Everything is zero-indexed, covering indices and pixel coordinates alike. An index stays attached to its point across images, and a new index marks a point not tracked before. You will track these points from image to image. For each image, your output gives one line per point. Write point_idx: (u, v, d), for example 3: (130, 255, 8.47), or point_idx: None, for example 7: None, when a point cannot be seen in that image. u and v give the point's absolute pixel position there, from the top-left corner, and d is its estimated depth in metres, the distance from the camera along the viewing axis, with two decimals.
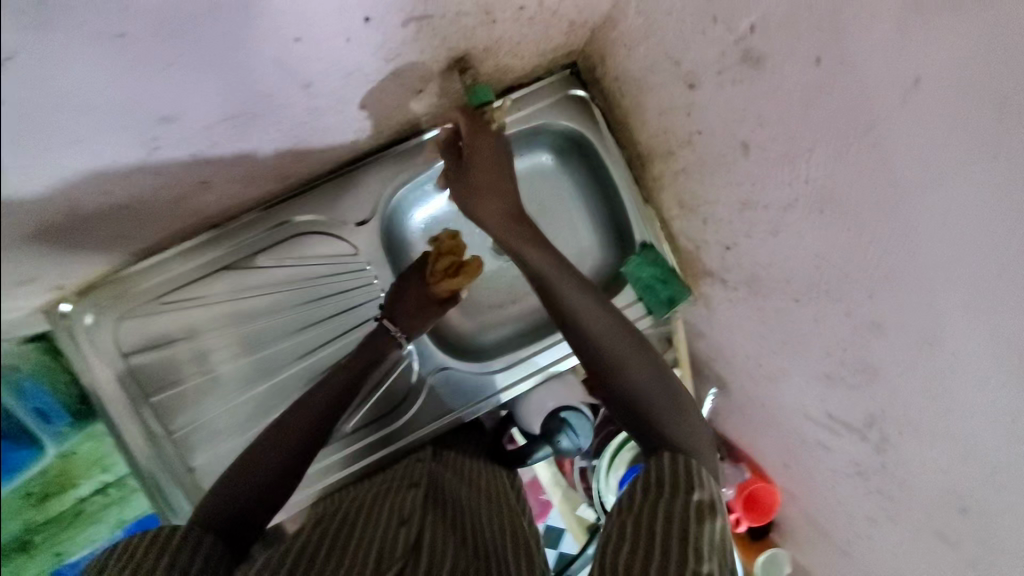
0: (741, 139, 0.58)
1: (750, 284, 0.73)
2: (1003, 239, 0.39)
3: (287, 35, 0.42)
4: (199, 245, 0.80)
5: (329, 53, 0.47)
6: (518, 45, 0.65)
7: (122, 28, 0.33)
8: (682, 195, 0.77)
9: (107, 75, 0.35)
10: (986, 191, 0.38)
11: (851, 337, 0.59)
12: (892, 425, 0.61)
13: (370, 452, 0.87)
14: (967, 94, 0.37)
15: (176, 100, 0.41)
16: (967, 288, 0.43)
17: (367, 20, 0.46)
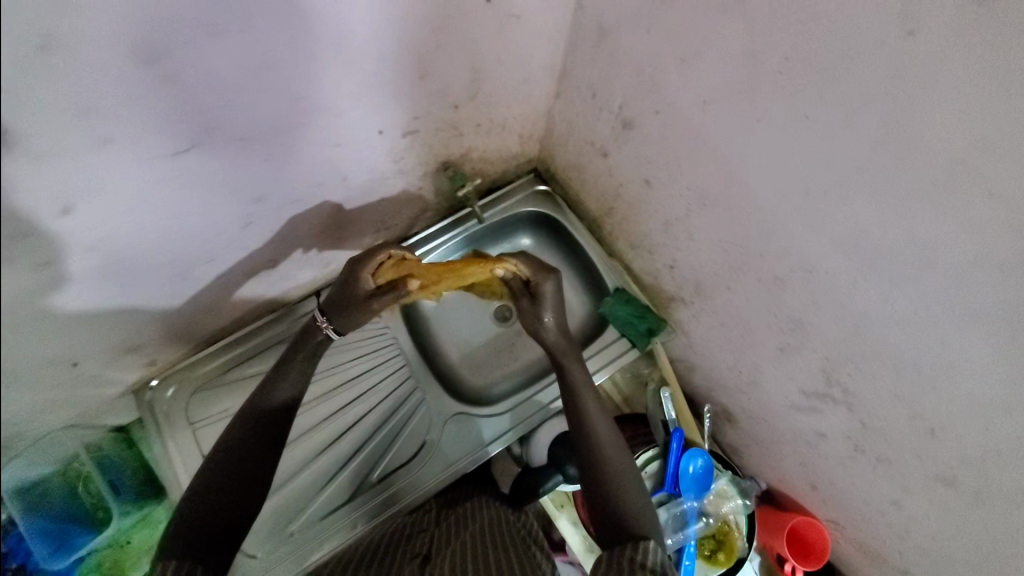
0: (644, 177, 0.82)
1: (698, 292, 0.88)
2: (800, 168, 0.58)
3: (335, 140, 0.71)
4: (257, 327, 1.01)
5: (359, 159, 0.77)
6: (484, 154, 0.96)
7: (243, 135, 0.60)
8: (630, 239, 0.98)
9: (245, 162, 0.64)
10: (774, 143, 0.58)
11: (774, 300, 0.72)
12: (842, 371, 0.69)
13: (396, 499, 0.96)
14: (732, 98, 0.60)
15: (268, 185, 0.70)
16: (806, 214, 0.60)
17: (381, 132, 0.75)
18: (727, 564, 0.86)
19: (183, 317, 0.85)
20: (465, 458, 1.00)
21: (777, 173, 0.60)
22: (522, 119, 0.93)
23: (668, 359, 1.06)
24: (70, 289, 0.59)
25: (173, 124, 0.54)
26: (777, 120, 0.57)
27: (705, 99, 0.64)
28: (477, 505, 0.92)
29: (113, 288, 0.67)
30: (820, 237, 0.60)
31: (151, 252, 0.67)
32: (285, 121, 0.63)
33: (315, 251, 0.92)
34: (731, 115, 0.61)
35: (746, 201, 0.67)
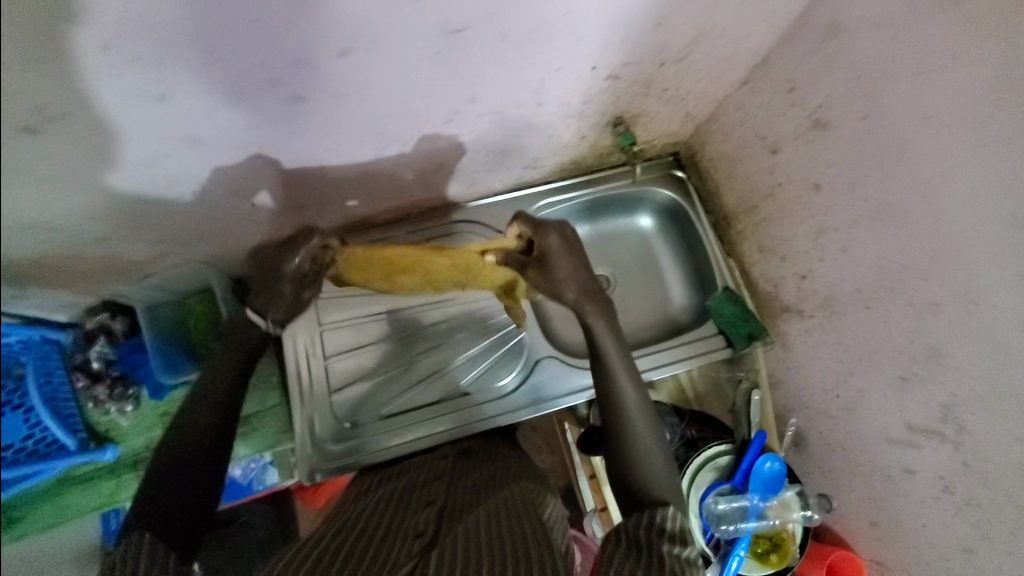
0: (814, 180, 0.85)
1: (824, 306, 0.90)
2: (1006, 198, 0.59)
3: (559, 65, 0.75)
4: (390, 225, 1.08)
5: (563, 87, 0.81)
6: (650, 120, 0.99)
7: (505, 31, 0.65)
8: (763, 241, 1.01)
9: (488, 57, 0.69)
10: (990, 169, 0.60)
11: (916, 326, 0.75)
12: (964, 409, 0.71)
13: (461, 422, 1.00)
14: (959, 117, 0.62)
15: (487, 89, 0.75)
16: (994, 245, 0.62)
17: (595, 68, 0.78)
18: (777, 566, 0.90)
19: (347, 189, 0.92)
20: (519, 406, 1.02)
21: (979, 198, 0.62)
22: (704, 94, 0.96)
23: (764, 364, 1.09)
24: (125, 170, 0.66)
25: (467, 6, 0.59)
26: (997, 150, 0.59)
27: (928, 114, 0.66)
28: (497, 471, 0.84)
29: (164, 177, 0.71)
30: (1000, 270, 0.62)
31: (356, 118, 0.73)
32: (537, 31, 0.67)
33: (474, 167, 0.97)
34: (951, 133, 0.64)
35: (926, 223, 0.69)
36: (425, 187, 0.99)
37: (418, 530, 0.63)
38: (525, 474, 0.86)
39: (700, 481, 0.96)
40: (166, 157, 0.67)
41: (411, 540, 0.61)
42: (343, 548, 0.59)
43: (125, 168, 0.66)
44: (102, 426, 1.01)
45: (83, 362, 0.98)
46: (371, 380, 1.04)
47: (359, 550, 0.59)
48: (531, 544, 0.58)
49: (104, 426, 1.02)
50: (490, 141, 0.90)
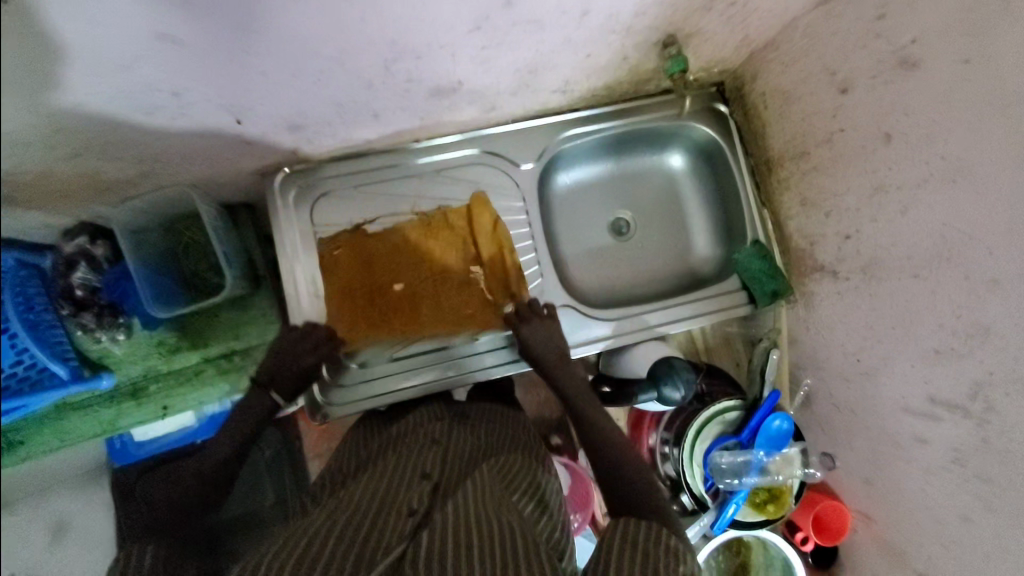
0: (885, 129, 0.75)
1: (865, 270, 0.85)
2: None
3: None
4: (395, 152, 0.97)
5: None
6: (703, 42, 0.85)
7: None
8: (806, 192, 0.92)
9: None
10: None
11: (966, 302, 0.70)
12: (997, 389, 0.68)
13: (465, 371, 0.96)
14: None
15: None
16: None
17: None
18: (773, 516, 0.93)
19: (349, 109, 0.80)
20: (516, 358, 0.97)
21: None
22: (770, 12, 0.82)
23: (786, 323, 1.05)
24: (72, 89, 0.54)
25: None
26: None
27: None
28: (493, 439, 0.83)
29: (119, 93, 0.59)
30: None
31: (375, 18, 0.61)
32: None
33: (493, 90, 0.84)
34: None
35: (1008, 191, 0.61)
36: (438, 111, 0.87)
37: (413, 506, 0.63)
38: (523, 441, 0.86)
39: (706, 436, 0.97)
40: (122, 65, 0.55)
41: (404, 518, 0.62)
42: (335, 531, 0.58)
43: (74, 85, 0.54)
44: (95, 353, 0.93)
45: (67, 290, 0.86)
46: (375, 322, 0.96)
47: (353, 528, 0.59)
48: (518, 532, 0.59)
49: (97, 354, 0.94)
50: (518, 59, 0.77)
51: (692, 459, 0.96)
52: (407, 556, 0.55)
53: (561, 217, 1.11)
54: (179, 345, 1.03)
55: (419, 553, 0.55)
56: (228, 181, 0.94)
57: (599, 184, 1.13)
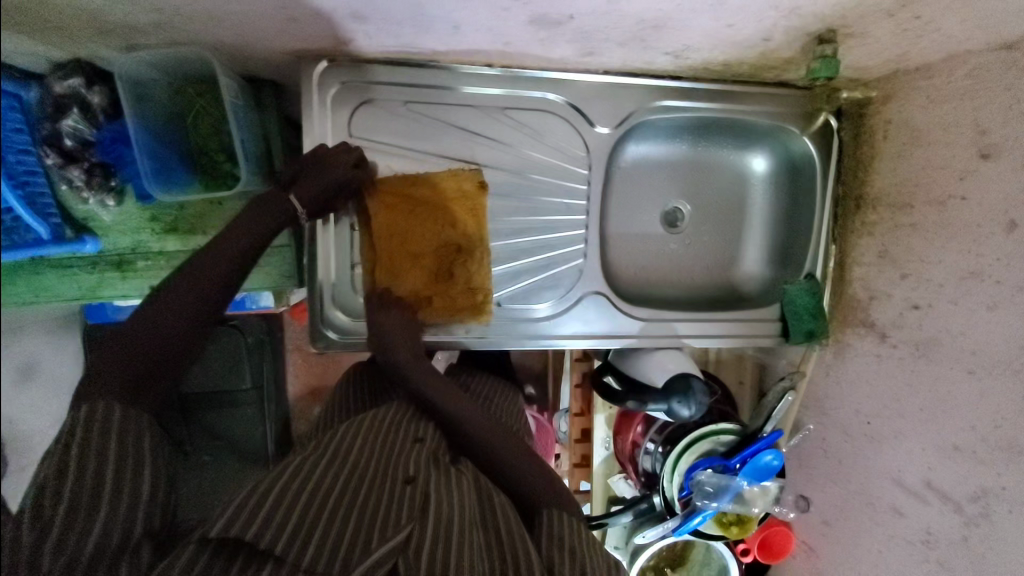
0: (1012, 217, 0.67)
1: (918, 345, 0.80)
2: None
3: None
4: (460, 72, 0.82)
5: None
6: (862, 45, 0.72)
7: None
8: (889, 246, 0.84)
9: None
10: None
11: (1015, 417, 0.68)
12: (1005, 502, 0.70)
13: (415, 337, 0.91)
14: None
15: None
16: None
17: None
18: (734, 537, 0.95)
19: (428, 15, 0.65)
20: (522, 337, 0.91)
21: None
22: (950, 37, 0.69)
23: (810, 367, 1.00)
24: None
25: None
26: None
27: None
28: (471, 411, 0.84)
29: None
30: None
31: None
32: None
33: (598, 36, 0.70)
34: None
35: None
36: (531, 43, 0.72)
37: (407, 474, 0.69)
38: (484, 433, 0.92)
39: (697, 450, 0.97)
40: None
41: (401, 484, 0.67)
42: (327, 500, 0.62)
43: None
44: (80, 214, 0.85)
45: (55, 136, 0.80)
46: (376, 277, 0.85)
47: (349, 496, 0.63)
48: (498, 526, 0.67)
49: (84, 214, 0.86)
50: (654, 13, 0.63)
51: (676, 467, 0.97)
52: (414, 538, 0.59)
53: (618, 192, 1.00)
54: (172, 227, 0.90)
55: (424, 531, 0.60)
56: (259, 55, 0.78)
57: (667, 165, 1.01)
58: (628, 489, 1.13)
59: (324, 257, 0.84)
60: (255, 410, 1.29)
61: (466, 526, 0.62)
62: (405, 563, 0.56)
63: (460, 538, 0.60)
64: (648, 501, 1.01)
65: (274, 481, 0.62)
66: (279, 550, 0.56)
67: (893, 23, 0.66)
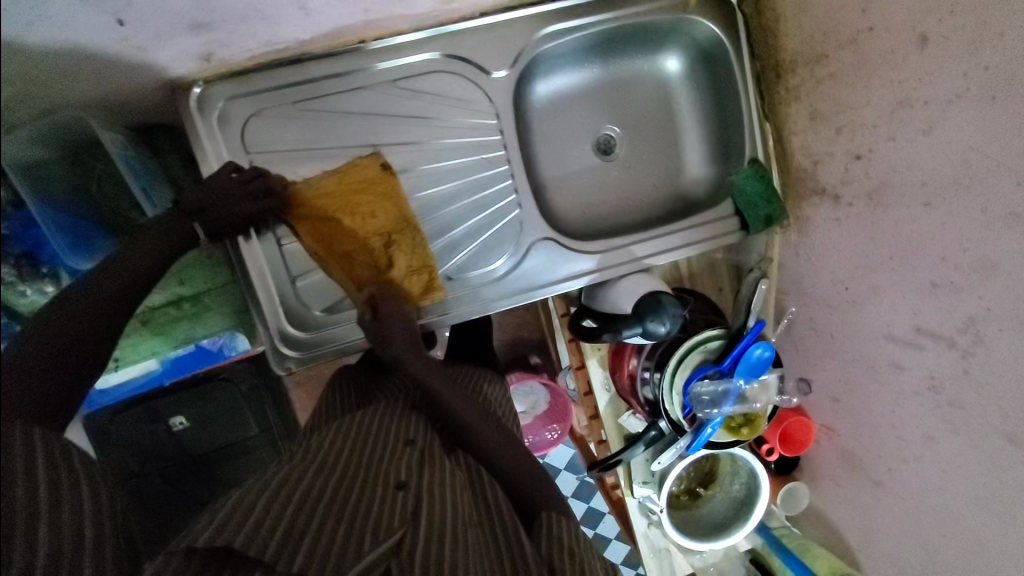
0: (922, 31, 0.64)
1: (871, 195, 0.77)
2: None
3: None
4: (337, 57, 0.80)
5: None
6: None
7: None
8: (817, 105, 0.81)
9: None
10: None
11: (978, 234, 0.65)
12: (992, 323, 0.67)
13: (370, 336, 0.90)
14: None
15: None
16: None
17: None
18: (746, 438, 0.94)
19: None
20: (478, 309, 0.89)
21: None
22: None
23: (777, 253, 0.99)
24: None
25: None
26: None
27: None
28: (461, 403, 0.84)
29: None
30: None
31: None
32: None
33: None
34: None
35: None
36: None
37: (399, 477, 0.72)
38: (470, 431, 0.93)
39: (689, 363, 0.96)
40: None
41: (393, 491, 0.69)
42: (318, 504, 0.63)
43: None
44: None
45: None
46: (322, 282, 0.87)
47: (343, 500, 0.65)
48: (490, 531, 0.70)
49: None
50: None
51: (673, 385, 0.96)
52: (405, 541, 0.62)
53: (540, 134, 0.97)
54: None
55: (417, 534, 0.63)
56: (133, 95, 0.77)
57: (584, 93, 0.98)
58: (640, 423, 1.12)
59: (262, 281, 0.84)
60: (269, 451, 1.30)
61: (457, 525, 0.66)
62: (396, 565, 0.59)
63: (452, 542, 0.63)
64: (656, 427, 1.00)
65: (268, 491, 0.64)
66: (269, 555, 0.56)
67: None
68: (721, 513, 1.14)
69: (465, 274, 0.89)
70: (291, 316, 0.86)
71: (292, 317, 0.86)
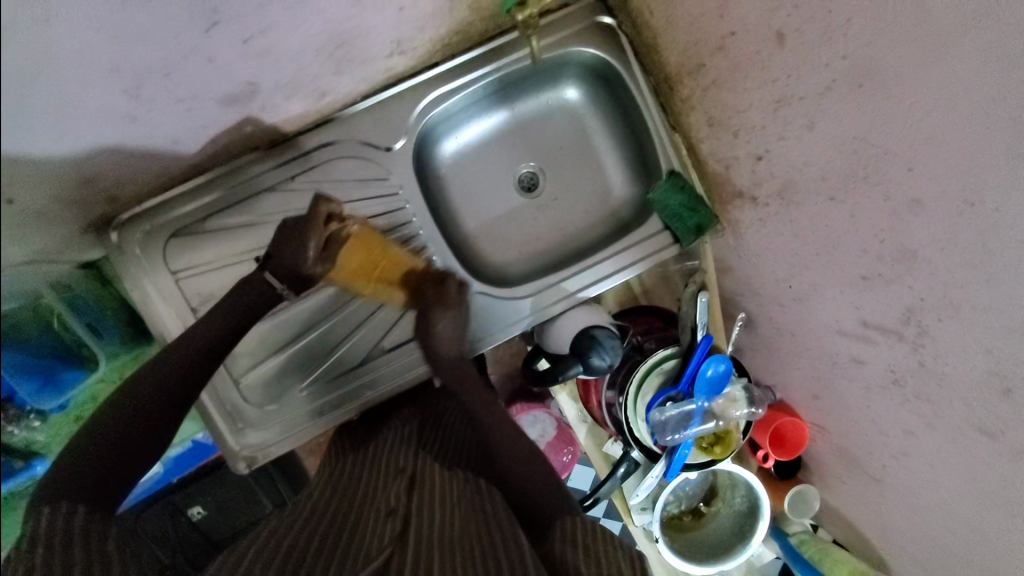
0: (776, 29, 0.60)
1: (781, 193, 0.73)
2: None
3: None
4: (240, 168, 0.85)
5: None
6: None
7: None
8: (711, 111, 0.78)
9: None
10: None
11: (887, 225, 0.60)
12: (930, 313, 0.61)
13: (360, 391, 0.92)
14: None
15: None
16: (1008, 134, 0.45)
17: None
18: (719, 458, 0.90)
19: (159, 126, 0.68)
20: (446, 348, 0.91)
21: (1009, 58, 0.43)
22: None
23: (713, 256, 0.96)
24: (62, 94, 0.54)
25: None
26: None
27: None
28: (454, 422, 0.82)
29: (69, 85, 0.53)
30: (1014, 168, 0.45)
31: None
32: None
33: None
34: None
35: (927, 94, 0.49)
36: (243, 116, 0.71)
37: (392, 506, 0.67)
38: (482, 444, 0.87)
39: (649, 387, 0.92)
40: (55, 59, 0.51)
41: (386, 519, 0.65)
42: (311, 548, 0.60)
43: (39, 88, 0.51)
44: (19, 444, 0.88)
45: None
46: (268, 375, 0.91)
47: (333, 544, 0.63)
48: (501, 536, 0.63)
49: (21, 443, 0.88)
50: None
51: (637, 414, 0.92)
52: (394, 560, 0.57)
53: (455, 190, 0.97)
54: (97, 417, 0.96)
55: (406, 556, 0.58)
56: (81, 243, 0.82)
57: (494, 140, 0.99)
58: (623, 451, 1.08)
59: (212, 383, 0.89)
60: None
61: (453, 534, 0.62)
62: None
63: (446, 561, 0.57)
64: (630, 458, 0.98)
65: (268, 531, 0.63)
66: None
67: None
68: (731, 525, 1.06)
69: (404, 343, 0.93)
70: (243, 412, 0.90)
71: (247, 416, 0.90)
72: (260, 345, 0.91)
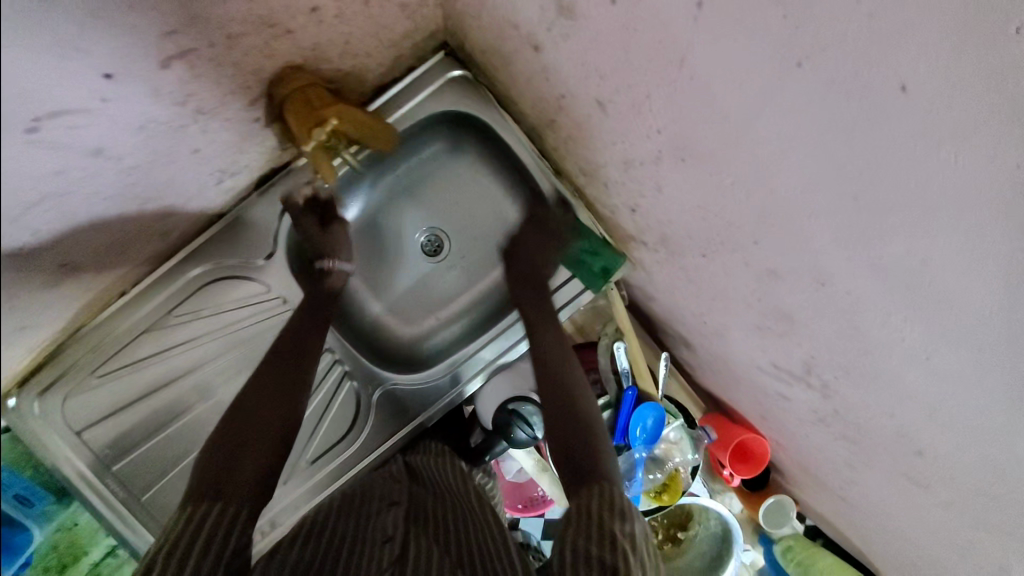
0: (594, 97, 0.55)
1: (663, 243, 0.67)
2: (851, 116, 0.33)
3: (99, 73, 0.45)
4: (121, 308, 0.78)
5: (38, 156, 0.44)
6: (331, 66, 0.67)
7: None
8: (580, 162, 0.71)
9: None
10: (823, 87, 0.34)
11: (759, 287, 0.54)
12: (828, 368, 0.55)
13: (316, 493, 0.82)
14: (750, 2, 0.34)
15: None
16: (839, 208, 0.38)
17: (109, 76, 0.46)
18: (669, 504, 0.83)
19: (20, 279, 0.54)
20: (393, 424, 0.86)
21: (797, 130, 0.37)
22: None
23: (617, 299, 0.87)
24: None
25: None
26: (836, 33, 0.31)
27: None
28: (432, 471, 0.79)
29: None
30: (843, 239, 0.40)
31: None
32: None
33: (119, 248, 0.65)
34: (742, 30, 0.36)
35: (753, 177, 0.43)
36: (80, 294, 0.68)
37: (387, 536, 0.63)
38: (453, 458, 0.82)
39: None
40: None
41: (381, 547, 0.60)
42: None
43: None
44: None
45: None
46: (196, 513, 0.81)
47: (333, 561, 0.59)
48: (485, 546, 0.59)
49: None
50: (58, 245, 0.54)
51: None
52: None
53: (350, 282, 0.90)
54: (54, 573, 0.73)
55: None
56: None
57: (380, 215, 0.91)
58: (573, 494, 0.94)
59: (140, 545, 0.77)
60: None
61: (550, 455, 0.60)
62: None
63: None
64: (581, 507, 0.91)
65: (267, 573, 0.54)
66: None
67: (260, 51, 0.58)
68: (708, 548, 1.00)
69: (328, 452, 0.84)
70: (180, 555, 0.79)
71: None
72: (177, 497, 0.80)
